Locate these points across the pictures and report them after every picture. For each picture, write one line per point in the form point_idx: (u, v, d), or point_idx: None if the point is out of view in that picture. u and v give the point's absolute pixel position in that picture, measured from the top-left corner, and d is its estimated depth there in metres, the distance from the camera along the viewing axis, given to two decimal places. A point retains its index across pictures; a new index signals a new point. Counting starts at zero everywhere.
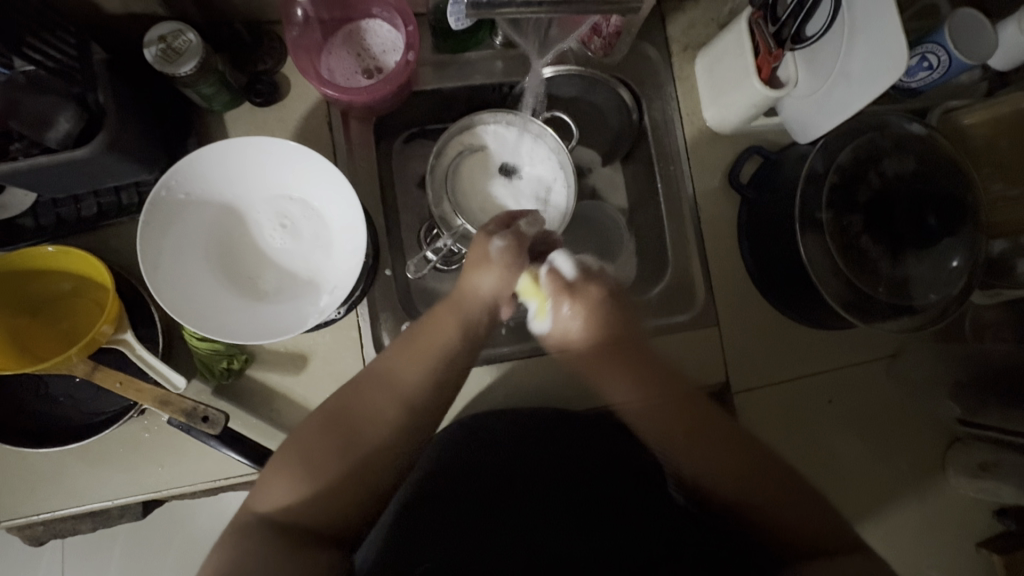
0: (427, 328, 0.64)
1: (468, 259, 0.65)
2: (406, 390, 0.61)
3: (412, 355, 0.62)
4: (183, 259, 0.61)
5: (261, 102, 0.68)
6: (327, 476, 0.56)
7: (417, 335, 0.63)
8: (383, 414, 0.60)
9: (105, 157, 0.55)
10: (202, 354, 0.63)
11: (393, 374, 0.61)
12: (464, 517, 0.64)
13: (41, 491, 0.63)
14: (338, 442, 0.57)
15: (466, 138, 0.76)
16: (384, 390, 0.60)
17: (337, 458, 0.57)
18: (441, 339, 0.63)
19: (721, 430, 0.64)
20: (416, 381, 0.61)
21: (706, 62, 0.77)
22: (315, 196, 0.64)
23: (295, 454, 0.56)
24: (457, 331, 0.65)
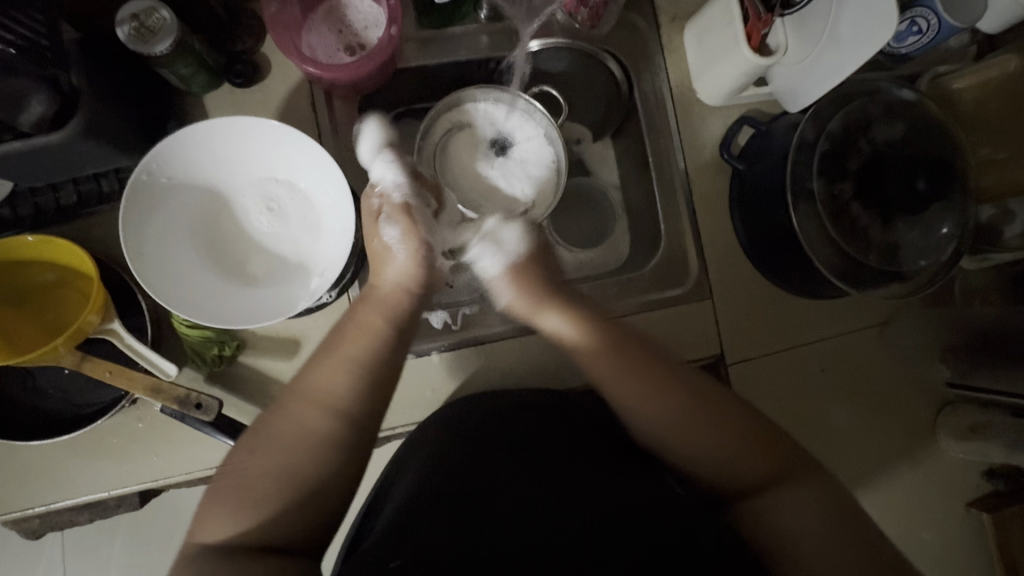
0: (348, 329, 0.59)
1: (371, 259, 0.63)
2: (325, 389, 0.55)
3: (334, 361, 0.57)
4: (169, 243, 0.60)
5: (241, 83, 0.67)
6: (265, 496, 0.51)
7: (336, 343, 0.58)
8: (312, 427, 0.54)
9: (81, 141, 0.53)
10: (193, 341, 0.62)
11: (315, 380, 0.56)
12: (448, 503, 0.60)
13: (36, 484, 0.62)
14: (270, 458, 0.52)
15: (454, 116, 0.75)
16: (307, 392, 0.55)
17: (270, 477, 0.52)
18: (370, 330, 0.59)
19: (722, 432, 0.58)
20: (346, 383, 0.56)
21: (695, 32, 0.75)
22: (300, 178, 0.63)
23: (231, 478, 0.52)
24: (383, 323, 0.60)
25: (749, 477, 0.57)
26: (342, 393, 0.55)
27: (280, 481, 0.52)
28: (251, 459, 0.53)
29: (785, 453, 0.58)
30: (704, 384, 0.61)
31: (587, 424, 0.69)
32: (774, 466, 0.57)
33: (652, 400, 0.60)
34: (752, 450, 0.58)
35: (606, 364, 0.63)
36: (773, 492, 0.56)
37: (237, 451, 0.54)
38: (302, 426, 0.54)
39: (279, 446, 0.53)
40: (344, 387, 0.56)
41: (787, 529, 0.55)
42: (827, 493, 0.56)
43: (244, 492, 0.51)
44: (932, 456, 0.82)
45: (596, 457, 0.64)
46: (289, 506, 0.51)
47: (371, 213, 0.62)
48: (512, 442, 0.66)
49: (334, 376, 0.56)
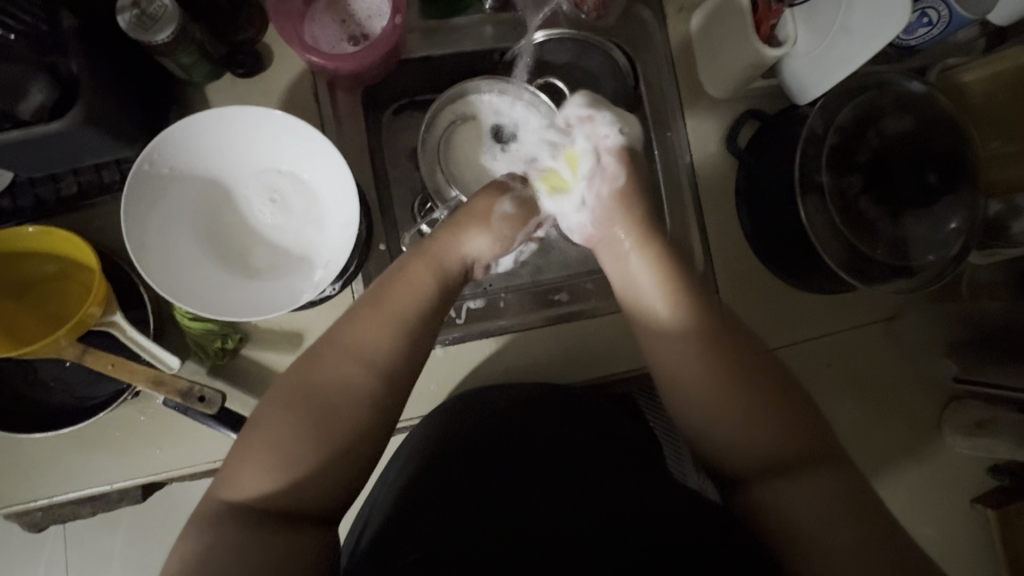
0: (401, 277, 0.58)
1: (468, 214, 0.64)
2: (375, 342, 0.55)
3: (380, 314, 0.56)
4: (171, 234, 0.59)
5: (243, 73, 0.66)
6: (302, 455, 0.51)
7: (385, 293, 0.57)
8: (352, 378, 0.53)
9: (81, 132, 0.53)
10: (196, 334, 0.62)
11: (362, 331, 0.55)
12: (448, 496, 0.63)
13: (38, 477, 0.62)
14: (309, 412, 0.52)
15: (458, 108, 0.74)
16: (347, 344, 0.55)
17: (302, 437, 0.51)
18: (422, 284, 0.59)
19: (749, 406, 0.57)
20: (389, 336, 0.55)
21: (702, 23, 0.74)
22: (304, 169, 0.62)
23: (259, 436, 0.51)
24: (433, 277, 0.59)
25: (764, 458, 0.55)
26: (382, 345, 0.55)
27: (315, 439, 0.51)
28: (281, 415, 0.51)
29: (807, 437, 0.56)
30: (736, 354, 0.59)
31: (589, 425, 0.70)
32: (791, 450, 0.55)
33: (699, 373, 0.58)
34: (772, 431, 0.56)
35: (673, 324, 0.60)
36: (797, 484, 0.54)
37: (269, 400, 0.53)
38: (344, 376, 0.53)
39: (317, 402, 0.52)
40: (390, 340, 0.55)
41: (809, 526, 0.52)
42: (844, 486, 0.54)
43: (274, 452, 0.50)
44: (936, 451, 0.82)
45: (592, 466, 0.67)
46: (323, 465, 0.51)
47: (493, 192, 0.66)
48: (514, 445, 0.68)
49: (378, 330, 0.55)
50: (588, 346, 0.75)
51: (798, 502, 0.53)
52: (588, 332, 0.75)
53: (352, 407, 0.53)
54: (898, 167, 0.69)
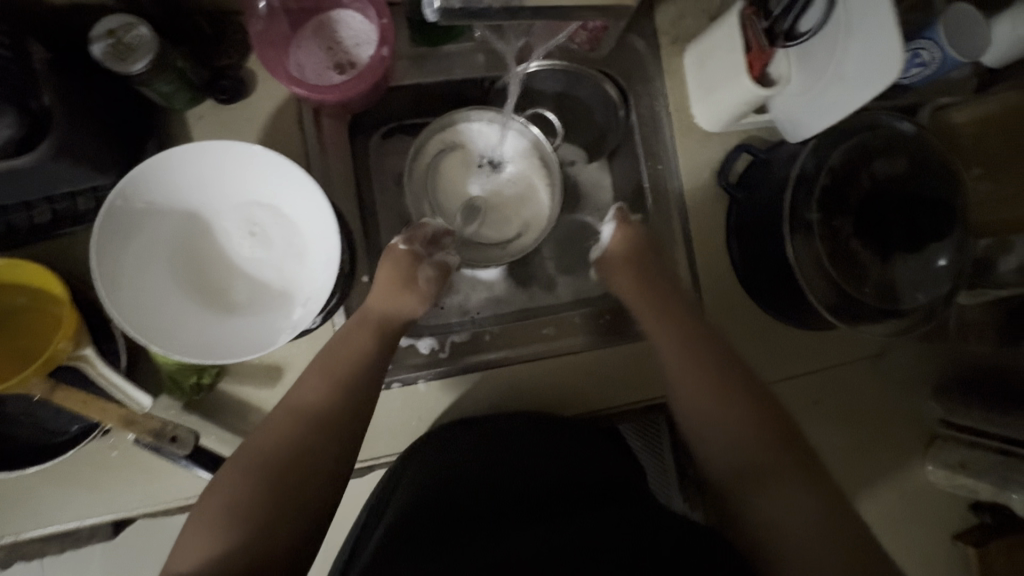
0: (339, 342, 0.60)
1: (390, 276, 0.64)
2: (312, 403, 0.57)
3: (319, 372, 0.59)
4: (147, 270, 0.58)
5: (225, 99, 0.64)
6: (245, 520, 0.50)
7: (328, 353, 0.60)
8: (293, 436, 0.55)
9: (53, 163, 0.51)
10: (170, 368, 0.60)
11: (300, 397, 0.58)
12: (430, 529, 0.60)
13: (5, 514, 0.60)
14: (255, 475, 0.53)
15: (447, 136, 0.73)
16: (283, 413, 0.56)
17: (244, 499, 0.51)
18: (357, 347, 0.60)
19: (744, 418, 0.59)
20: (325, 390, 0.58)
21: (696, 56, 0.73)
22: (285, 202, 0.61)
23: (207, 508, 0.52)
24: (370, 338, 0.61)
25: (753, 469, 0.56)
26: (323, 400, 0.57)
27: (259, 496, 0.52)
28: (227, 479, 0.53)
29: (798, 453, 0.56)
30: (733, 368, 0.62)
31: (568, 445, 0.69)
32: (781, 465, 0.56)
33: (674, 364, 0.63)
34: (764, 444, 0.57)
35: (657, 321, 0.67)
36: (761, 482, 0.55)
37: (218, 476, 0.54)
38: (284, 436, 0.55)
39: (256, 468, 0.53)
40: (331, 397, 0.57)
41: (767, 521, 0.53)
42: (830, 507, 0.53)
43: (220, 515, 0.51)
44: (917, 488, 0.82)
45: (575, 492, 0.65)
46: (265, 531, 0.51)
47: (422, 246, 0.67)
48: (492, 466, 0.67)
49: (318, 386, 0.58)
50: (575, 379, 0.74)
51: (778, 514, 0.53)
52: (573, 367, 0.74)
53: (295, 462, 0.54)
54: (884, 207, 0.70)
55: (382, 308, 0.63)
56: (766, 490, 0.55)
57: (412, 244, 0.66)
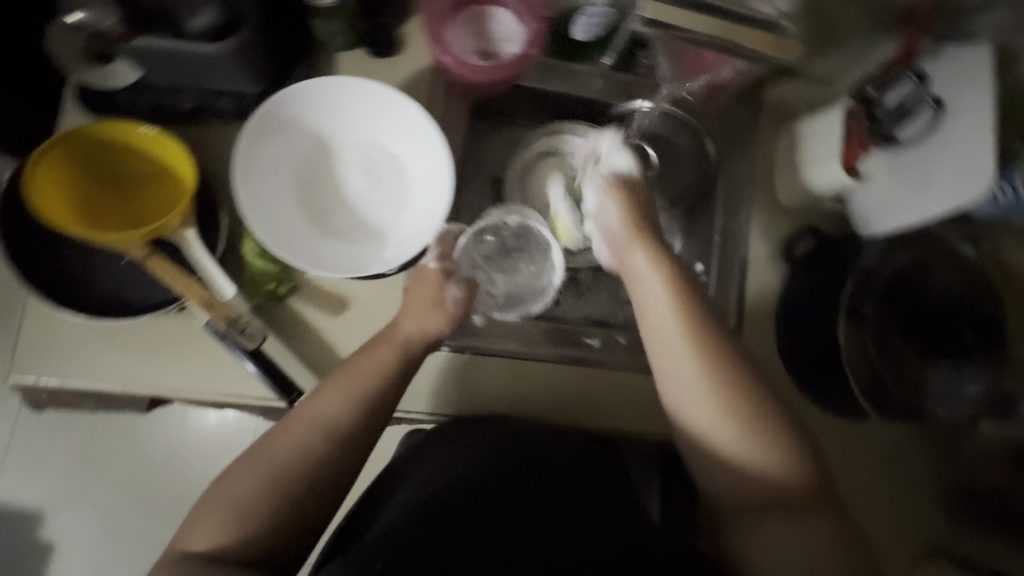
0: (361, 360, 0.59)
1: (415, 293, 0.63)
2: (324, 413, 0.56)
3: (339, 382, 0.58)
4: (272, 174, 0.63)
5: (376, 52, 0.71)
6: (249, 516, 0.52)
7: (352, 369, 0.59)
8: (302, 442, 0.55)
9: (231, 58, 0.58)
10: (256, 271, 0.64)
11: (317, 404, 0.56)
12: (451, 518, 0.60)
13: (55, 356, 0.62)
14: (263, 471, 0.53)
15: (548, 142, 0.79)
16: (304, 422, 0.56)
17: (251, 490, 0.52)
18: (378, 367, 0.59)
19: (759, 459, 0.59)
20: (342, 406, 0.56)
21: (791, 138, 0.80)
22: (406, 154, 0.66)
23: (218, 495, 0.53)
24: (392, 358, 0.60)
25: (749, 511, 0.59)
26: (338, 416, 0.56)
27: (266, 493, 0.53)
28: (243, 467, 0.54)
29: (813, 504, 0.58)
30: (749, 393, 0.60)
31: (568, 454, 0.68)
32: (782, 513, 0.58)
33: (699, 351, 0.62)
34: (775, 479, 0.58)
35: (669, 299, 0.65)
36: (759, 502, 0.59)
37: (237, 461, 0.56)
38: (295, 440, 0.55)
39: (267, 469, 0.54)
40: (344, 414, 0.56)
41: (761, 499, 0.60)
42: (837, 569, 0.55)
43: (232, 509, 0.53)
44: None
45: (571, 507, 0.63)
46: (267, 524, 0.52)
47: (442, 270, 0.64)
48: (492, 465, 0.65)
49: (336, 401, 0.56)
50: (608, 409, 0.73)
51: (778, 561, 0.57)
52: (607, 394, 0.73)
53: (300, 465, 0.54)
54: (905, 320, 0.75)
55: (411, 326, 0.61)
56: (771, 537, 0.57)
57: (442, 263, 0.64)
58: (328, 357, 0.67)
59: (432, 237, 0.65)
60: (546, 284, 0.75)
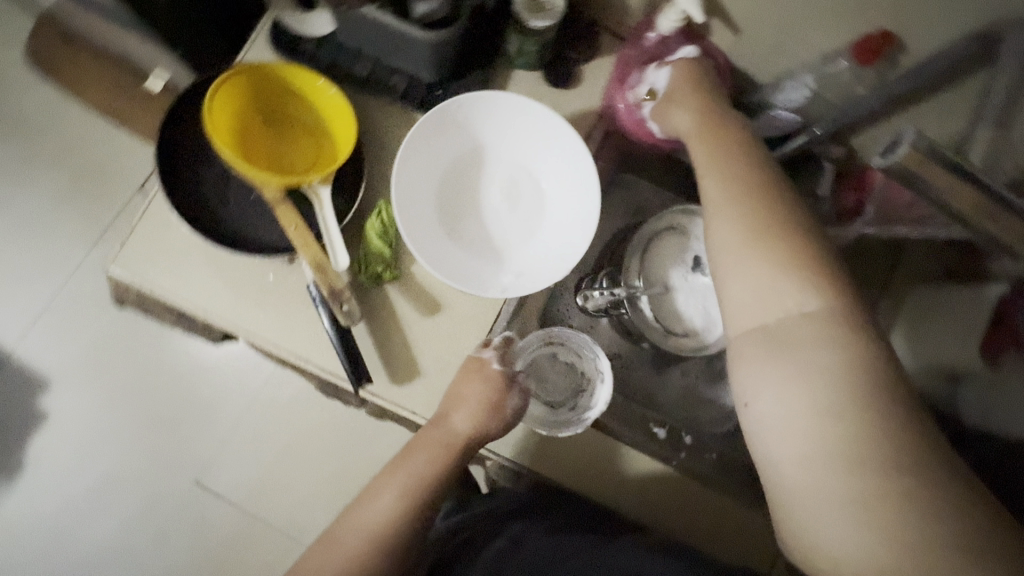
0: (407, 456, 0.63)
1: (474, 396, 0.63)
2: (373, 516, 0.60)
3: (387, 482, 0.62)
4: (423, 165, 0.62)
5: (552, 80, 0.71)
6: None
7: (396, 466, 0.63)
8: (353, 549, 0.58)
9: (433, 48, 0.60)
10: (370, 249, 0.63)
11: (369, 510, 0.60)
12: None
13: (156, 264, 0.62)
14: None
15: (677, 219, 0.76)
16: (355, 527, 0.60)
17: None
18: (424, 466, 0.63)
19: (809, 338, 0.49)
20: (390, 506, 0.61)
21: (923, 301, 0.76)
22: (552, 189, 0.65)
23: None
24: (440, 456, 0.63)
25: (813, 342, 0.49)
26: (387, 519, 0.60)
27: None
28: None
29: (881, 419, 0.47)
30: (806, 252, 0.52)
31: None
32: (834, 313, 0.50)
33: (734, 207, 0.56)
34: (806, 335, 0.49)
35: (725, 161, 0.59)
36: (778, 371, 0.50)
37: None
38: (348, 546, 0.59)
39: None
40: (392, 513, 0.60)
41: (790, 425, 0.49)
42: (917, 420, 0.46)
43: None
44: None
45: None
46: None
47: (504, 375, 0.64)
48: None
49: (384, 503, 0.61)
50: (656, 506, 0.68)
51: (805, 441, 0.47)
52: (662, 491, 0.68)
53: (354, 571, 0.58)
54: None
55: (467, 434, 0.63)
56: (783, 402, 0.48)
57: (502, 367, 0.65)
58: (405, 354, 0.66)
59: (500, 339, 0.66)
60: (584, 417, 0.68)
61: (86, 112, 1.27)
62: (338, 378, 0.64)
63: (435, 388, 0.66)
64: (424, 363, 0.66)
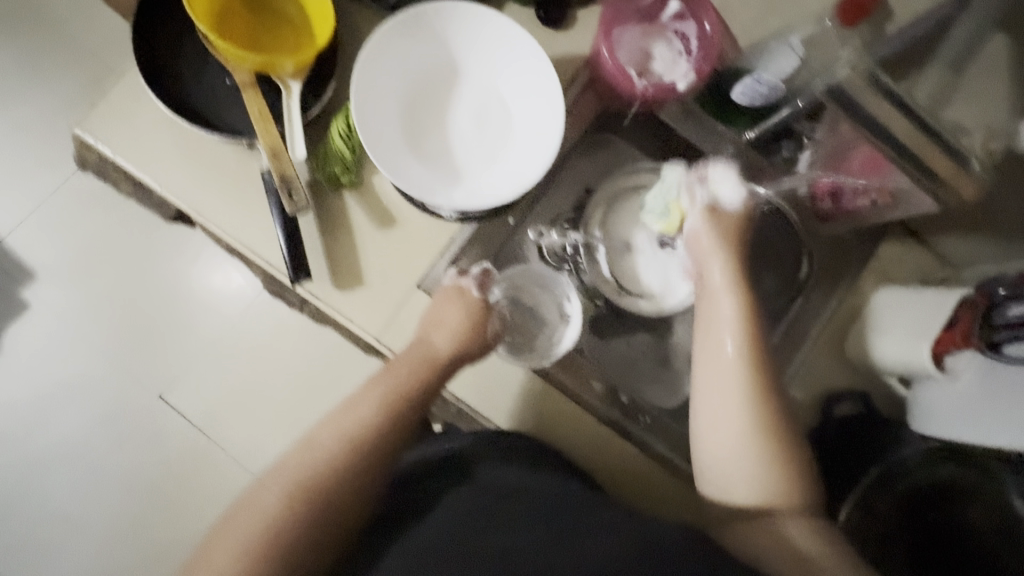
0: (389, 368, 0.62)
1: (454, 315, 0.64)
2: (349, 423, 0.58)
3: (368, 392, 0.61)
4: (395, 71, 0.62)
5: (543, 17, 0.70)
6: (268, 532, 0.53)
7: (380, 377, 0.61)
8: (329, 452, 0.57)
9: None
10: (331, 148, 0.63)
11: (347, 416, 0.59)
12: (455, 555, 0.53)
13: (120, 131, 0.63)
14: (278, 484, 0.55)
15: (650, 180, 0.75)
16: (333, 433, 0.58)
17: (274, 505, 0.54)
18: (406, 379, 0.61)
19: (747, 413, 0.59)
20: (369, 413, 0.59)
21: (890, 297, 0.72)
22: (520, 118, 0.64)
23: (239, 521, 0.53)
24: (424, 371, 0.62)
25: (753, 425, 0.58)
26: (366, 425, 0.58)
27: (285, 499, 0.54)
28: (230, 531, 0.53)
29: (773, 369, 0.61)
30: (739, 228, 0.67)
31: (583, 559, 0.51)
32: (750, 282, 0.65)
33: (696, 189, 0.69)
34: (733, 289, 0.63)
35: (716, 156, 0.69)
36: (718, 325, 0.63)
37: (237, 504, 0.55)
38: (322, 449, 0.57)
39: (292, 483, 0.55)
40: (372, 420, 0.59)
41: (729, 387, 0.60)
42: None
43: (252, 532, 0.53)
44: None
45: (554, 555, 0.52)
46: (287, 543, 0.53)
47: (481, 302, 0.66)
48: (464, 534, 0.55)
49: (362, 410, 0.59)
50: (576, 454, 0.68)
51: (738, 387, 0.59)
52: (583, 440, 0.68)
53: (329, 471, 0.56)
54: (943, 468, 0.70)
55: (448, 356, 0.62)
56: (799, 541, 0.56)
57: (482, 296, 0.67)
58: (351, 261, 0.66)
59: (474, 271, 0.67)
60: (551, 351, 0.69)
61: (115, 17, 1.30)
62: (281, 272, 0.65)
63: (376, 300, 0.66)
64: (370, 274, 0.66)
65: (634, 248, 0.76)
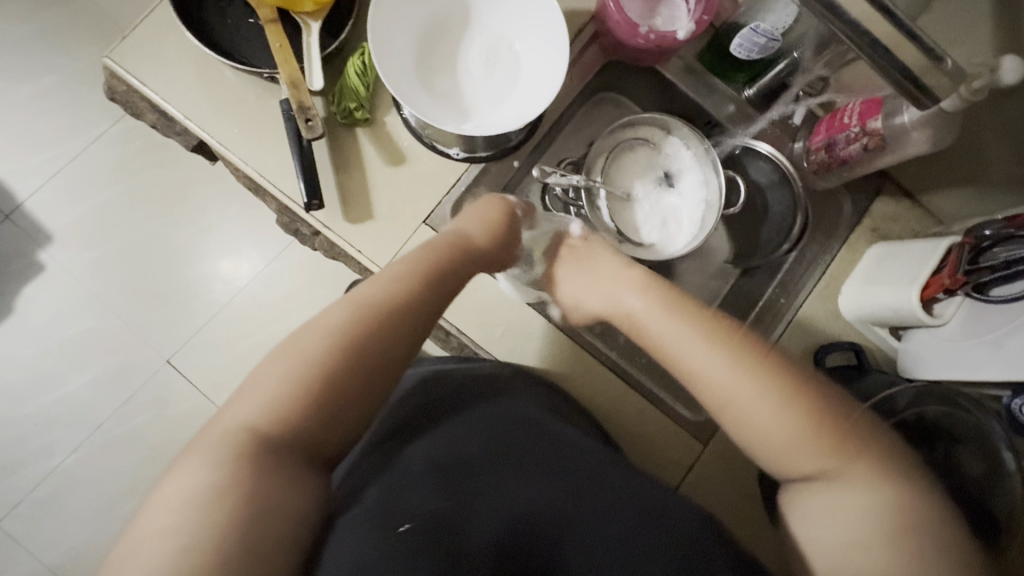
0: (426, 247, 0.62)
1: (484, 219, 0.65)
2: (391, 292, 0.56)
3: (406, 263, 0.59)
4: (411, 9, 0.65)
5: None
6: (296, 386, 0.49)
7: (419, 252, 0.61)
8: (372, 316, 0.54)
9: None
10: (347, 85, 0.67)
11: (388, 284, 0.56)
12: (457, 474, 0.50)
13: (149, 63, 0.67)
14: (309, 339, 0.51)
15: (653, 133, 0.77)
16: (375, 295, 0.55)
17: (310, 354, 0.50)
18: (445, 262, 0.61)
19: (765, 385, 0.54)
20: (410, 285, 0.57)
21: (882, 252, 0.74)
22: (528, 59, 0.68)
23: (262, 377, 0.49)
24: (456, 253, 0.62)
25: (768, 392, 0.54)
26: (408, 295, 0.56)
27: (318, 349, 0.51)
28: (261, 377, 0.50)
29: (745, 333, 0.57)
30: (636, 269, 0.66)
31: (639, 516, 0.48)
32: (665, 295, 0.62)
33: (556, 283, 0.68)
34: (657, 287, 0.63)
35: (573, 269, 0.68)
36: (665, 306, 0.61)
37: (268, 357, 0.52)
38: (365, 311, 0.54)
39: (337, 337, 0.51)
40: (416, 291, 0.57)
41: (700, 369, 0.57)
42: None
43: (266, 394, 0.48)
44: None
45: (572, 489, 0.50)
46: (313, 405, 0.49)
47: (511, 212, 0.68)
48: (472, 463, 0.51)
49: (400, 280, 0.57)
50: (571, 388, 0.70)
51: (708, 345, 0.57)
52: (579, 373, 0.71)
53: (370, 331, 0.53)
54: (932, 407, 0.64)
55: (477, 243, 0.64)
56: (832, 515, 0.51)
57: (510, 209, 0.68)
58: (360, 193, 0.68)
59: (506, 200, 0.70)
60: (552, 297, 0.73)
61: None
62: (293, 200, 0.67)
63: (385, 234, 0.69)
64: (377, 206, 0.69)
65: (633, 198, 0.78)
